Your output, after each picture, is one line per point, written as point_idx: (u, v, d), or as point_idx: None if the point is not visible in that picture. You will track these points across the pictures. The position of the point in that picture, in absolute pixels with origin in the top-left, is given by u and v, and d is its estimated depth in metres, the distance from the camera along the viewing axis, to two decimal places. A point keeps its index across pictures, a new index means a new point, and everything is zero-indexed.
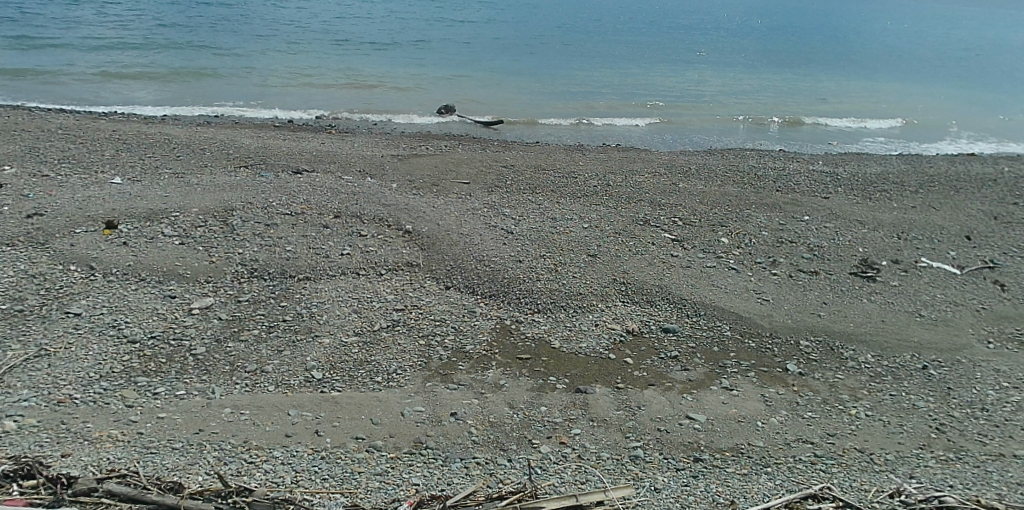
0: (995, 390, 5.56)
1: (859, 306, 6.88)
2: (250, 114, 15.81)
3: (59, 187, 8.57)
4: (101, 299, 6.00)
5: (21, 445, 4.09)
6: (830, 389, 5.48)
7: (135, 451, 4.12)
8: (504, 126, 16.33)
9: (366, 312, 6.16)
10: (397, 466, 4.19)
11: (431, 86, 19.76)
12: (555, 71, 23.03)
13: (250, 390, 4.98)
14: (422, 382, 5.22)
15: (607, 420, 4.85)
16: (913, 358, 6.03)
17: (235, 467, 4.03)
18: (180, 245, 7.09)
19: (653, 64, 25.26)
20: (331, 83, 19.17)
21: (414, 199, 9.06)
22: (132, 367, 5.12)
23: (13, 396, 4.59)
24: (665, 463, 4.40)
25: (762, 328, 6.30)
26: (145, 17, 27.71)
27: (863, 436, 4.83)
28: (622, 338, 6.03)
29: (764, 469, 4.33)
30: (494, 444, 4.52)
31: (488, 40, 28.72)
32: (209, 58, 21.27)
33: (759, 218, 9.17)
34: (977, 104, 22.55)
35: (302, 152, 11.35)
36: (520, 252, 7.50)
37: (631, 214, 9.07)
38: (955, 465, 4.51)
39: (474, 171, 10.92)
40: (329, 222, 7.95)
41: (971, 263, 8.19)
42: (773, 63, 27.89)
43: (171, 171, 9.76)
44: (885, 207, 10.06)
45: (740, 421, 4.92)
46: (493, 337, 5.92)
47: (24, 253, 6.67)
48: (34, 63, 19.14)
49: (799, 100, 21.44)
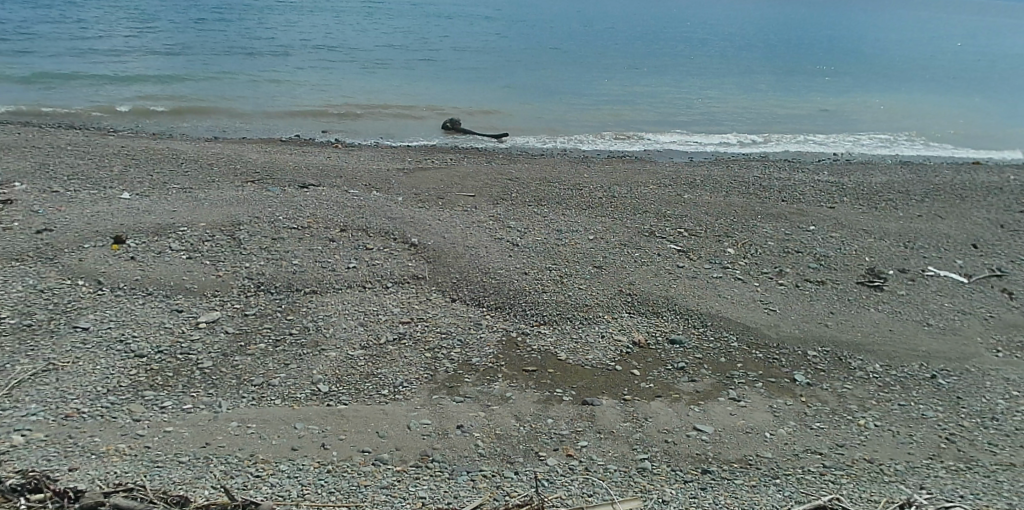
0: (1005, 399, 5.51)
1: (867, 316, 6.86)
2: (260, 131, 16.04)
3: (68, 203, 8.64)
4: (110, 313, 6.04)
5: (28, 459, 4.08)
6: (839, 399, 5.44)
7: (142, 465, 4.12)
8: (510, 139, 16.52)
9: (373, 325, 6.17)
10: (404, 479, 4.17)
11: (436, 104, 20.04)
12: (561, 88, 23.35)
13: (256, 403, 4.99)
14: (429, 395, 5.22)
15: (615, 432, 4.83)
16: (922, 367, 6.00)
17: (241, 481, 4.01)
18: (188, 259, 7.14)
19: (657, 79, 25.47)
20: (339, 102, 19.44)
21: (420, 212, 9.09)
22: (140, 381, 5.14)
23: (21, 410, 4.61)
24: (672, 475, 4.37)
25: (769, 338, 6.28)
26: (156, 40, 28.25)
27: (872, 446, 4.79)
28: (629, 350, 6.01)
29: (773, 481, 4.29)
30: (501, 457, 4.50)
31: (491, 59, 28.95)
32: (219, 79, 21.66)
33: (764, 228, 9.15)
34: (985, 114, 22.50)
35: (308, 167, 11.43)
36: (525, 264, 7.51)
37: (636, 225, 9.09)
38: (965, 475, 4.46)
39: (480, 184, 10.97)
40: (336, 236, 7.98)
41: (978, 271, 8.16)
42: (776, 77, 27.98)
43: (179, 186, 9.83)
44: (892, 217, 10.04)
45: (749, 432, 4.89)
46: (498, 350, 5.91)
47: (34, 268, 6.74)
48: (43, 87, 19.36)
49: (804, 114, 21.51)
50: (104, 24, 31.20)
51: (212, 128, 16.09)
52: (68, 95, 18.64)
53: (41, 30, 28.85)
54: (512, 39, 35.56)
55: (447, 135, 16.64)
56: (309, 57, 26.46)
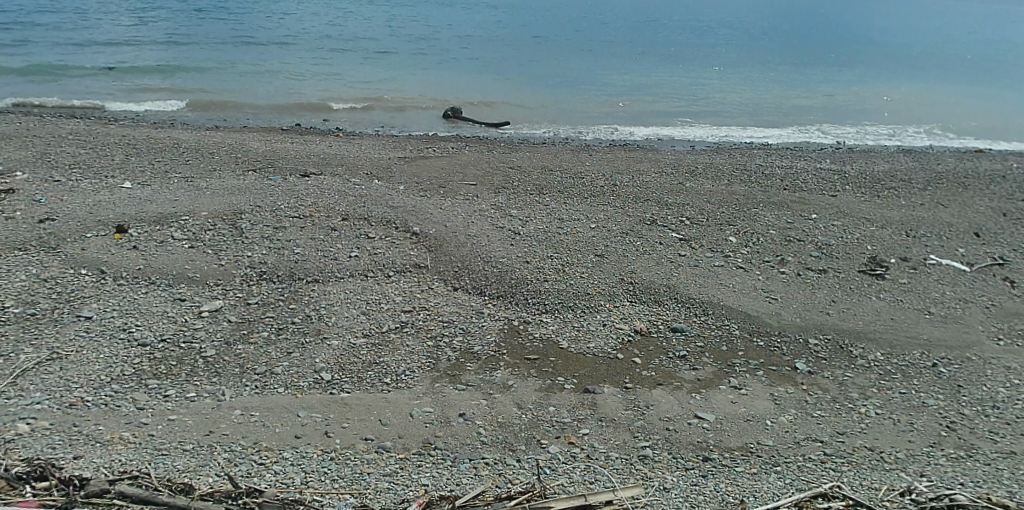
0: (1006, 388, 5.52)
1: (869, 304, 6.86)
2: (260, 120, 15.96)
3: (70, 192, 8.64)
4: (113, 302, 6.06)
5: (34, 447, 4.11)
6: (839, 387, 5.46)
7: (147, 453, 4.15)
8: (510, 127, 16.48)
9: (375, 314, 6.18)
10: (407, 467, 4.20)
11: (437, 93, 19.97)
12: (562, 77, 23.25)
13: (260, 392, 5.01)
14: (431, 383, 5.24)
15: (616, 420, 4.85)
16: (923, 355, 6.01)
17: (245, 468, 4.04)
18: (190, 248, 7.15)
19: (658, 68, 25.35)
20: (340, 92, 19.37)
21: (421, 201, 9.06)
22: (143, 370, 5.16)
23: (25, 399, 4.64)
24: (674, 462, 4.39)
25: (771, 327, 6.28)
26: (156, 30, 28.15)
27: (873, 434, 4.81)
28: (630, 338, 6.03)
29: (773, 469, 4.31)
30: (503, 444, 4.53)
31: (493, 47, 28.81)
32: (220, 69, 21.57)
33: (766, 216, 9.13)
34: (990, 104, 22.31)
35: (309, 156, 11.40)
36: (526, 253, 7.51)
37: (638, 214, 9.08)
38: (965, 462, 4.48)
39: (481, 172, 10.93)
40: (337, 225, 7.98)
41: (981, 260, 8.14)
42: (779, 66, 27.81)
43: (180, 175, 9.82)
44: (894, 205, 10.01)
45: (749, 420, 4.91)
46: (500, 338, 5.93)
47: (37, 257, 6.76)
48: (43, 77, 19.28)
49: (807, 103, 21.32)
50: (105, 14, 31.07)
51: (214, 117, 16.06)
52: (68, 85, 18.55)
53: (41, 21, 28.75)
54: (514, 28, 35.41)
55: (448, 123, 16.59)
56: (309, 46, 26.33)
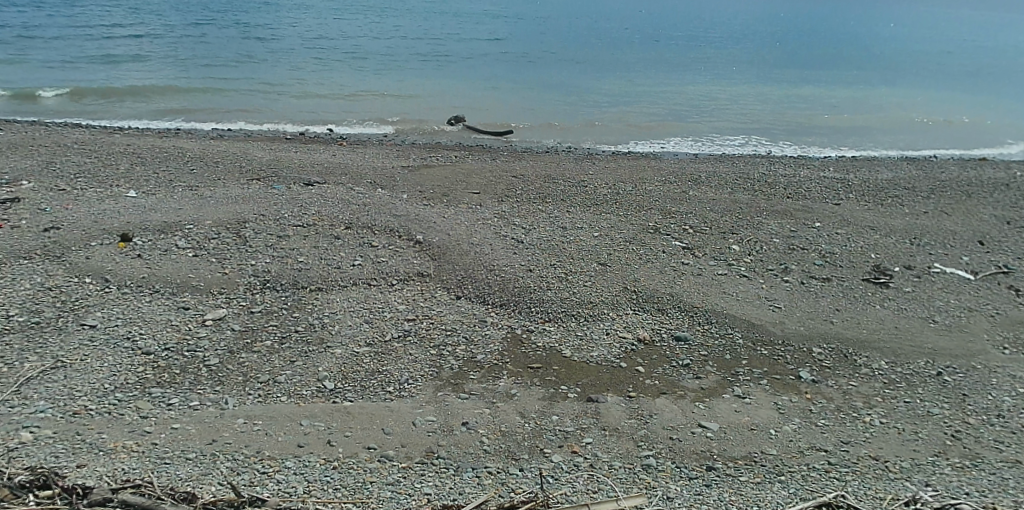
0: (1011, 397, 5.49)
1: (873, 313, 6.84)
2: (265, 129, 16.12)
3: (75, 201, 8.69)
4: (116, 311, 6.07)
5: (37, 455, 4.11)
6: (843, 396, 5.44)
7: (150, 461, 4.15)
8: (513, 137, 16.63)
9: (378, 323, 6.18)
10: (409, 475, 4.19)
11: (440, 103, 20.13)
12: (567, 88, 23.48)
13: (262, 400, 5.02)
14: (434, 392, 5.24)
15: (619, 429, 4.84)
16: (927, 364, 5.99)
17: (248, 477, 4.04)
18: (194, 257, 7.17)
19: (661, 79, 25.62)
20: (345, 104, 19.58)
21: (424, 210, 9.10)
22: (147, 378, 5.17)
23: (29, 407, 4.65)
24: (677, 472, 4.37)
25: (774, 336, 6.27)
26: (164, 44, 28.47)
27: (877, 443, 4.79)
28: (634, 347, 6.02)
29: (777, 478, 4.29)
30: (505, 453, 4.52)
31: (497, 58, 29.05)
32: (228, 82, 21.64)
33: (770, 225, 9.13)
34: (1007, 117, 21.88)
35: (313, 164, 11.45)
36: (529, 261, 7.53)
37: (641, 222, 9.09)
38: (970, 472, 4.45)
39: (485, 181, 10.98)
40: (341, 233, 8.00)
41: (985, 268, 8.12)
42: (782, 77, 27.95)
43: (185, 184, 9.87)
44: (897, 213, 9.98)
45: (754, 430, 4.88)
46: (504, 347, 5.92)
47: (41, 265, 6.78)
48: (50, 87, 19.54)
49: (821, 118, 20.84)
50: (113, 28, 31.49)
51: (217, 126, 16.29)
52: (77, 103, 18.38)
53: (51, 35, 29.16)
54: (517, 39, 35.70)
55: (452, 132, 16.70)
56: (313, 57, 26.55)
